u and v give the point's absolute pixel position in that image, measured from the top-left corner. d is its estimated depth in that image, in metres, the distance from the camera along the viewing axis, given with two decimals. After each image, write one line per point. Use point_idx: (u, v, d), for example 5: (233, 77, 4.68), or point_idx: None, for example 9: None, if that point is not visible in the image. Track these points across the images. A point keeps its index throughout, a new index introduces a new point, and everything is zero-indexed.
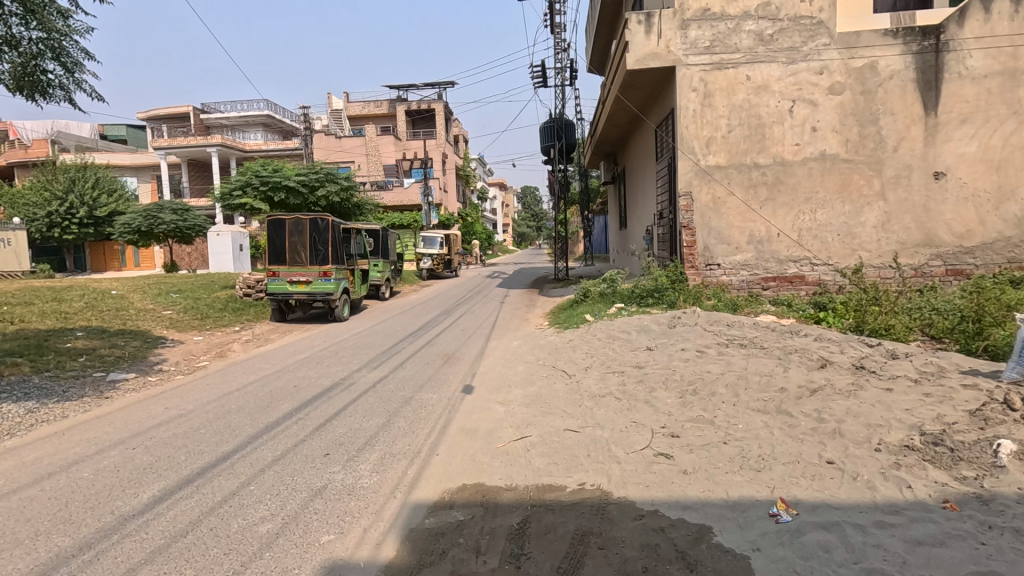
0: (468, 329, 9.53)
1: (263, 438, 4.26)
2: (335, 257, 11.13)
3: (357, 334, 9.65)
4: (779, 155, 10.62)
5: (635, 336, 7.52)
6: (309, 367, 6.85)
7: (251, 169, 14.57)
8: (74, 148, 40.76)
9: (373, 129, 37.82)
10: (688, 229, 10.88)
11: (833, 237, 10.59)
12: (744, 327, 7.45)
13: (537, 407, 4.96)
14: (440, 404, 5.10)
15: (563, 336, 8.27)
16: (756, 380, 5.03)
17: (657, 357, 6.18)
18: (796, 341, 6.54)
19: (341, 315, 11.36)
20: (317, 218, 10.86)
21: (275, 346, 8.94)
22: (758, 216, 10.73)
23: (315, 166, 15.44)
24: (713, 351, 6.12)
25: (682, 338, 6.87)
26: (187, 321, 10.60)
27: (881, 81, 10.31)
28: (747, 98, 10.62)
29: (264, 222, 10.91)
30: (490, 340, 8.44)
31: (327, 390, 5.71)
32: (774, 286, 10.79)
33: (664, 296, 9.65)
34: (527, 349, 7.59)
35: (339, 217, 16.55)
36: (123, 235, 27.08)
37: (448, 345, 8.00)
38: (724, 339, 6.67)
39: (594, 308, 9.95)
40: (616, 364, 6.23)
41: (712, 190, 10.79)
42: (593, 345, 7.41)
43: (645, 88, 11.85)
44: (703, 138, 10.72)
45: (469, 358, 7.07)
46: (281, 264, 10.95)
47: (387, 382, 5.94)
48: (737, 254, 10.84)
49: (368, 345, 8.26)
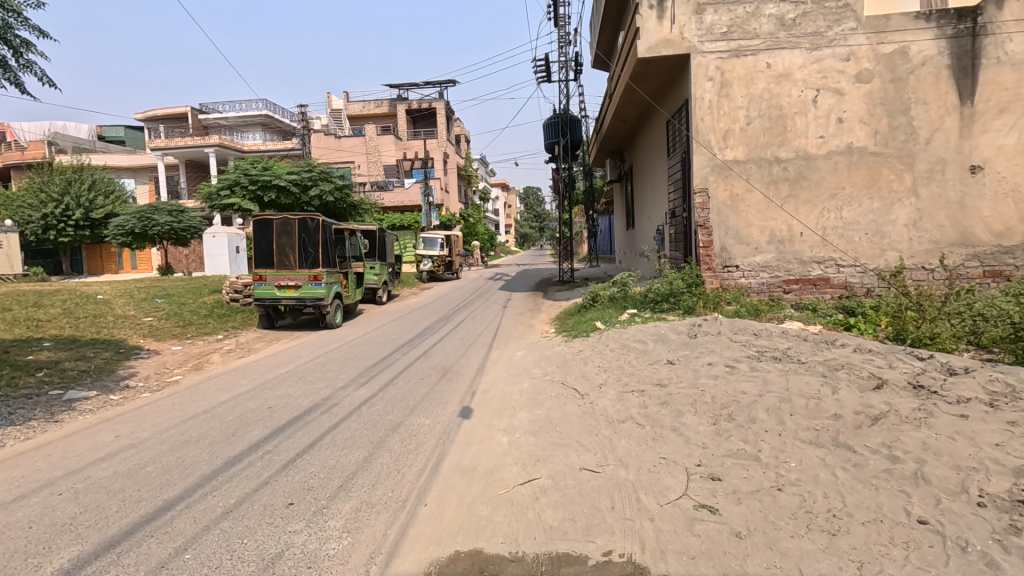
0: (469, 338, 8.80)
1: (217, 480, 3.54)
2: (326, 260, 10.43)
3: (349, 343, 8.93)
4: (802, 149, 9.88)
5: (651, 347, 6.78)
6: (290, 384, 6.14)
7: (240, 167, 14.05)
8: (71, 148, 40.20)
9: (373, 129, 37.18)
10: (704, 228, 10.13)
11: (860, 236, 9.85)
12: (773, 336, 6.70)
13: (546, 436, 4.24)
14: (433, 433, 4.37)
15: (572, 346, 7.54)
16: (801, 403, 4.30)
17: (681, 373, 5.44)
18: (836, 354, 5.80)
19: (333, 321, 10.65)
20: (307, 218, 10.18)
21: (259, 357, 8.22)
22: (780, 214, 10.00)
23: (309, 163, 14.67)
24: (745, 366, 5.37)
25: (705, 350, 6.14)
26: (168, 329, 9.92)
27: (912, 67, 9.56)
28: (767, 87, 9.88)
29: (250, 223, 10.22)
30: (492, 350, 7.72)
31: (304, 413, 4.98)
32: (796, 289, 10.04)
33: (681, 301, 8.91)
34: (532, 361, 6.86)
35: (335, 218, 15.74)
36: (117, 237, 26.41)
37: (446, 357, 7.28)
38: (755, 351, 5.93)
39: (605, 313, 9.21)
40: (633, 381, 5.50)
41: (730, 187, 10.07)
42: (606, 358, 6.67)
43: (656, 78, 11.14)
44: (719, 131, 10.00)
45: (468, 372, 6.35)
46: (269, 267, 10.24)
47: (374, 403, 5.22)
48: (757, 255, 10.09)
49: (359, 357, 7.54)
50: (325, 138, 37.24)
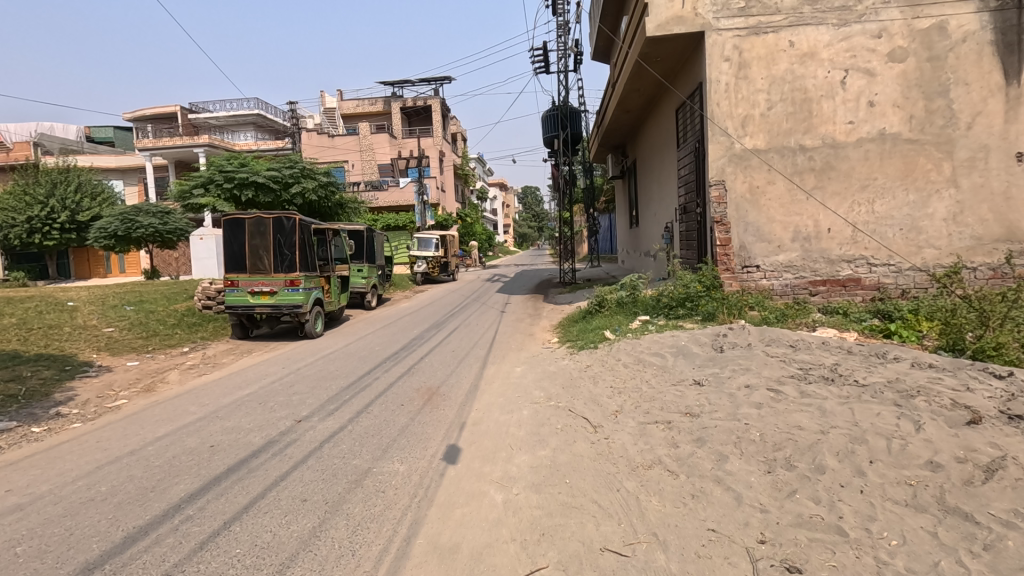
0: (461, 349, 7.83)
1: (102, 573, 2.56)
2: (304, 263, 9.46)
3: (327, 356, 7.96)
4: (829, 136, 8.93)
5: (672, 363, 5.81)
6: (247, 411, 5.17)
7: (214, 163, 13.07)
8: (58, 149, 39.10)
9: (367, 127, 36.19)
10: (721, 224, 9.18)
11: (894, 232, 8.90)
12: (813, 349, 5.75)
13: (553, 493, 3.27)
14: (408, 486, 3.41)
15: (577, 361, 6.55)
16: (880, 445, 3.34)
17: (714, 399, 4.49)
18: (897, 373, 4.83)
19: (313, 330, 9.68)
20: (283, 217, 9.22)
21: (223, 374, 7.25)
22: (805, 209, 9.06)
23: (290, 159, 13.67)
24: (793, 391, 4.41)
25: (738, 366, 5.20)
26: (128, 341, 8.93)
27: (951, 44, 8.61)
28: (789, 68, 8.94)
29: (221, 222, 9.28)
30: (487, 365, 6.76)
31: (252, 456, 4.01)
32: (824, 291, 9.13)
33: (699, 306, 7.96)
34: (533, 380, 5.90)
35: (320, 218, 14.73)
36: (100, 240, 25.50)
37: (433, 374, 6.30)
38: (799, 370, 4.97)
39: (614, 321, 8.25)
40: (656, 409, 4.54)
41: (749, 178, 9.12)
42: (619, 376, 5.71)
43: (667, 60, 10.21)
44: (737, 117, 9.06)
45: (458, 396, 5.38)
46: (241, 271, 9.27)
47: (340, 441, 4.24)
48: (780, 253, 9.15)
49: (335, 375, 6.57)
50: (317, 137, 36.27)
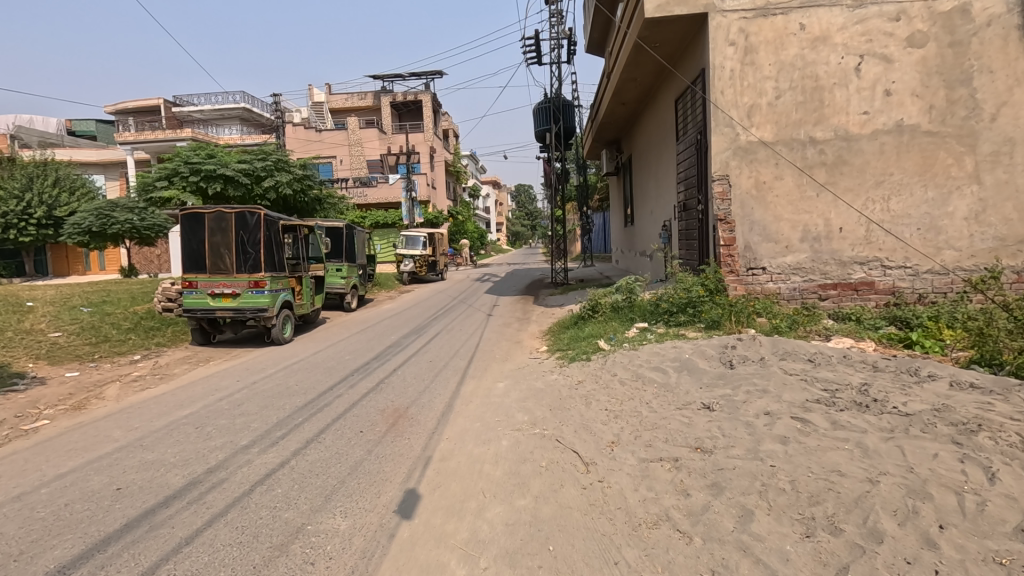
0: (439, 360, 7.06)
1: None
2: (270, 263, 8.66)
3: (290, 366, 7.15)
4: (842, 127, 8.24)
5: (675, 381, 5.09)
6: (177, 440, 4.37)
7: (180, 153, 12.22)
8: (36, 143, 37.78)
9: (356, 121, 35.29)
10: (724, 223, 8.47)
11: (912, 232, 8.22)
12: (836, 365, 5.05)
13: (532, 569, 2.53)
14: (345, 555, 2.64)
15: (568, 375, 5.81)
16: (950, 503, 2.61)
17: (729, 430, 3.76)
18: (939, 397, 4.14)
19: (281, 336, 8.88)
20: (246, 212, 8.46)
21: (171, 387, 6.43)
22: (815, 207, 8.38)
23: (263, 151, 12.92)
24: (823, 421, 3.68)
25: (753, 386, 4.49)
26: (73, 349, 8.08)
27: (975, 29, 7.94)
28: (799, 53, 8.24)
29: (179, 217, 8.51)
30: (466, 379, 6.00)
31: (160, 507, 3.21)
32: (835, 295, 8.45)
33: (702, 313, 7.22)
34: (517, 399, 5.16)
35: (297, 215, 13.93)
36: (74, 235, 24.73)
37: (403, 392, 5.53)
38: (824, 393, 4.25)
39: (609, 328, 7.51)
40: (660, 442, 3.81)
41: (755, 173, 8.42)
42: (615, 396, 4.97)
43: (667, 45, 9.51)
44: (743, 106, 8.35)
45: (427, 420, 4.64)
46: (200, 271, 8.47)
47: (275, 483, 3.46)
48: (787, 254, 8.46)
49: (293, 390, 5.79)
50: (304, 131, 35.33)
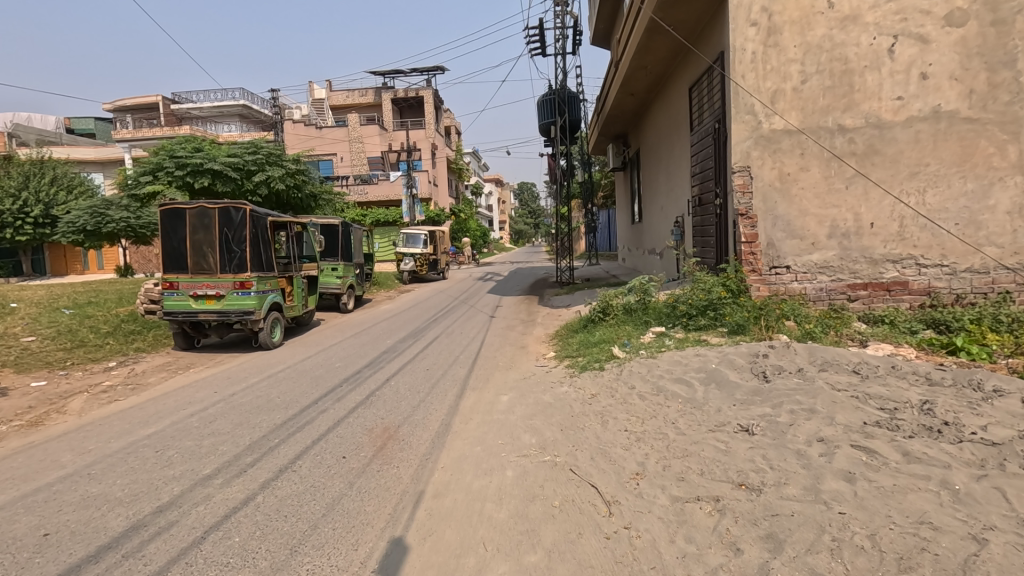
0: (437, 368, 6.47)
1: None
2: (256, 262, 8.05)
3: (276, 374, 6.56)
4: (873, 114, 7.60)
5: (703, 396, 4.48)
6: (131, 467, 3.78)
7: (165, 146, 11.63)
8: (33, 141, 37.25)
9: (356, 118, 34.76)
10: (746, 218, 7.85)
11: (949, 228, 7.58)
12: (887, 378, 4.43)
13: None
14: None
15: (580, 387, 5.20)
16: None
17: (777, 463, 3.15)
18: (1022, 420, 3.50)
19: (269, 341, 8.29)
20: (231, 208, 7.87)
21: (143, 398, 5.84)
22: (844, 200, 7.76)
23: (253, 144, 12.38)
24: (891, 451, 3.07)
25: (797, 403, 3.88)
26: (44, 355, 7.43)
27: (1019, 6, 7.28)
28: (827, 34, 7.61)
29: (159, 213, 7.93)
30: (466, 391, 5.40)
31: (88, 563, 2.61)
32: (865, 296, 7.83)
33: (724, 316, 6.60)
34: (523, 416, 4.56)
35: (291, 211, 13.38)
36: (69, 233, 24.23)
37: (395, 407, 4.93)
38: (884, 415, 3.62)
39: (622, 332, 6.89)
40: (694, 475, 3.22)
41: (779, 164, 7.80)
42: (635, 415, 4.36)
43: (683, 26, 8.88)
44: (765, 92, 7.74)
45: (422, 442, 4.04)
46: (182, 271, 7.88)
47: (234, 530, 2.86)
48: (813, 252, 7.84)
49: (274, 404, 5.20)
50: (304, 128, 34.79)
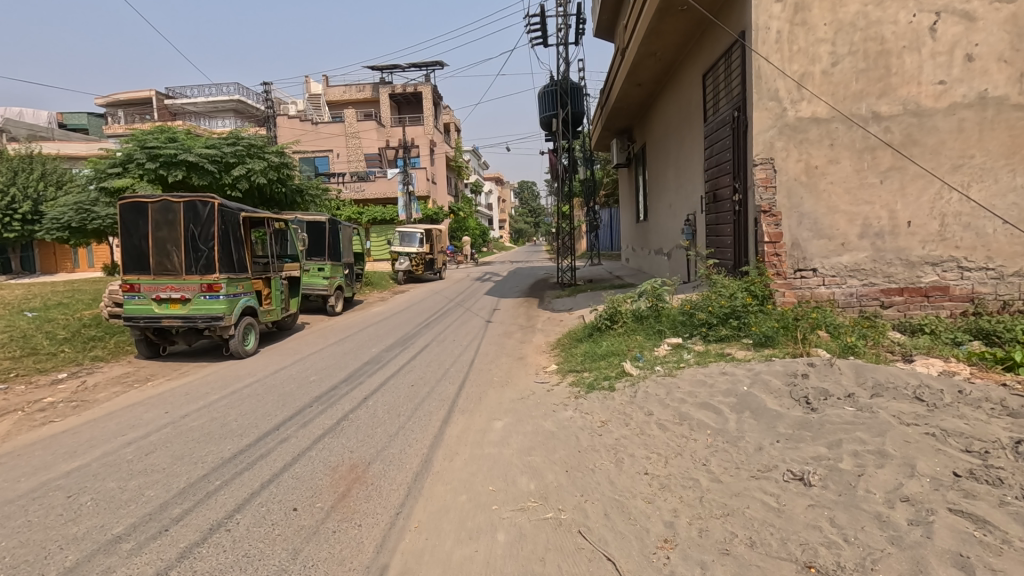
0: (423, 383, 5.70)
1: None
2: (226, 262, 7.28)
3: (241, 390, 5.79)
4: (911, 101, 6.84)
5: (736, 428, 3.73)
6: (26, 523, 3.00)
7: (136, 136, 10.80)
8: (24, 136, 36.48)
9: (354, 114, 34.05)
10: (769, 215, 7.09)
11: (996, 227, 6.82)
12: (959, 407, 3.68)
13: None
14: None
15: (588, 411, 4.44)
16: None
17: (854, 535, 2.38)
18: None
19: (241, 349, 7.52)
20: (198, 201, 7.13)
21: (83, 418, 5.07)
22: (878, 196, 6.98)
23: (233, 134, 11.67)
24: (1009, 520, 2.31)
25: (860, 442, 3.12)
26: None
27: None
28: (861, 11, 6.84)
29: (118, 208, 7.17)
30: (455, 415, 4.63)
31: None
32: (899, 302, 7.07)
33: (749, 326, 5.84)
34: (521, 450, 3.80)
35: (274, 208, 12.70)
36: (56, 229, 23.44)
37: (368, 436, 4.17)
38: (977, 460, 2.86)
39: (633, 344, 6.12)
40: (743, 547, 2.46)
41: (806, 155, 7.02)
42: (656, 451, 3.60)
43: (698, 6, 8.12)
44: (792, 76, 6.97)
45: (395, 488, 3.28)
46: (144, 273, 7.13)
47: None
48: (843, 253, 7.07)
49: (228, 431, 4.42)
50: (299, 124, 34.05)
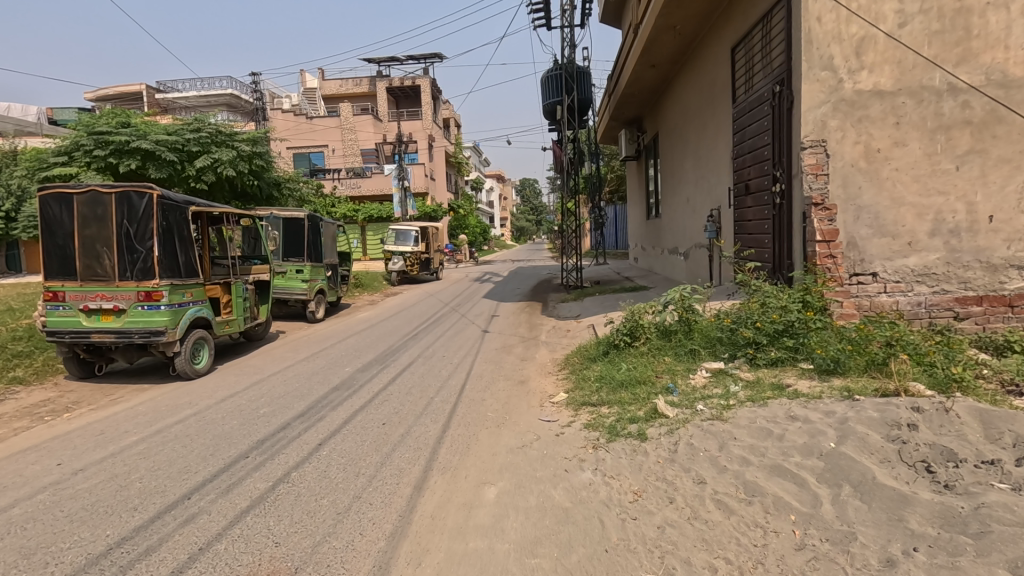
0: (397, 420, 4.51)
1: None
2: (169, 263, 6.08)
3: (171, 427, 4.60)
4: (995, 70, 5.65)
5: (840, 515, 2.54)
6: None
7: (85, 121, 9.71)
8: (11, 130, 35.09)
9: (349, 107, 32.59)
10: (821, 209, 5.88)
11: None
12: None
13: None
14: None
15: (615, 474, 3.24)
16: None
17: None
18: None
19: (191, 369, 6.33)
20: (132, 192, 5.93)
21: None
22: (956, 186, 5.76)
23: (197, 120, 10.55)
24: None
25: None
26: None
27: None
28: None
29: (38, 199, 6.00)
30: (432, 475, 3.44)
31: None
32: (978, 312, 5.85)
33: (809, 347, 4.64)
34: (522, 548, 2.60)
35: (247, 202, 11.52)
36: None
37: (307, 514, 2.98)
38: None
39: (660, 369, 4.92)
40: None
41: (867, 136, 5.81)
42: (724, 557, 2.40)
43: None
44: (850, 39, 5.75)
45: None
46: (70, 278, 5.95)
47: None
48: (911, 254, 5.86)
49: (118, 504, 3.20)
50: (293, 118, 32.78)
